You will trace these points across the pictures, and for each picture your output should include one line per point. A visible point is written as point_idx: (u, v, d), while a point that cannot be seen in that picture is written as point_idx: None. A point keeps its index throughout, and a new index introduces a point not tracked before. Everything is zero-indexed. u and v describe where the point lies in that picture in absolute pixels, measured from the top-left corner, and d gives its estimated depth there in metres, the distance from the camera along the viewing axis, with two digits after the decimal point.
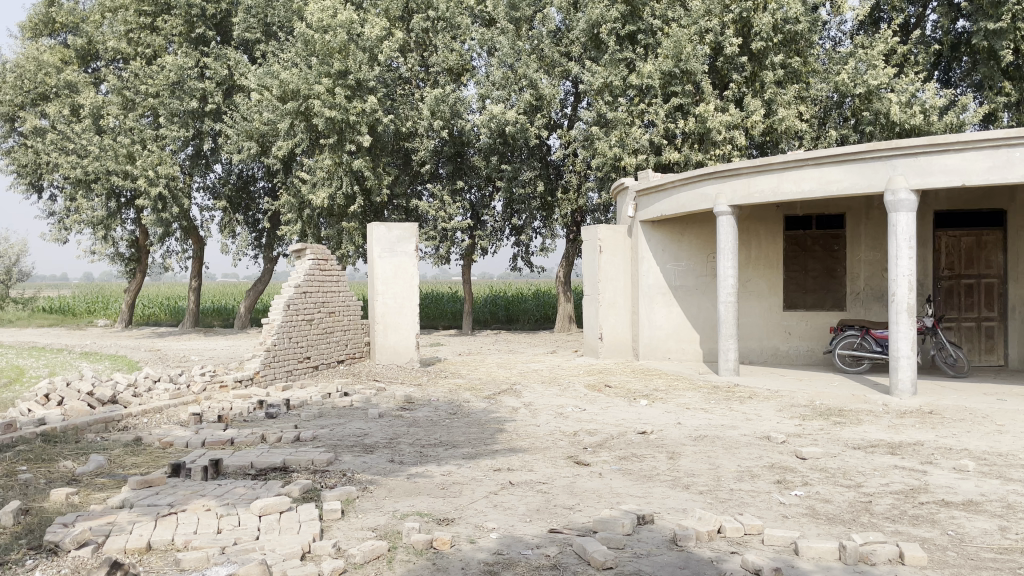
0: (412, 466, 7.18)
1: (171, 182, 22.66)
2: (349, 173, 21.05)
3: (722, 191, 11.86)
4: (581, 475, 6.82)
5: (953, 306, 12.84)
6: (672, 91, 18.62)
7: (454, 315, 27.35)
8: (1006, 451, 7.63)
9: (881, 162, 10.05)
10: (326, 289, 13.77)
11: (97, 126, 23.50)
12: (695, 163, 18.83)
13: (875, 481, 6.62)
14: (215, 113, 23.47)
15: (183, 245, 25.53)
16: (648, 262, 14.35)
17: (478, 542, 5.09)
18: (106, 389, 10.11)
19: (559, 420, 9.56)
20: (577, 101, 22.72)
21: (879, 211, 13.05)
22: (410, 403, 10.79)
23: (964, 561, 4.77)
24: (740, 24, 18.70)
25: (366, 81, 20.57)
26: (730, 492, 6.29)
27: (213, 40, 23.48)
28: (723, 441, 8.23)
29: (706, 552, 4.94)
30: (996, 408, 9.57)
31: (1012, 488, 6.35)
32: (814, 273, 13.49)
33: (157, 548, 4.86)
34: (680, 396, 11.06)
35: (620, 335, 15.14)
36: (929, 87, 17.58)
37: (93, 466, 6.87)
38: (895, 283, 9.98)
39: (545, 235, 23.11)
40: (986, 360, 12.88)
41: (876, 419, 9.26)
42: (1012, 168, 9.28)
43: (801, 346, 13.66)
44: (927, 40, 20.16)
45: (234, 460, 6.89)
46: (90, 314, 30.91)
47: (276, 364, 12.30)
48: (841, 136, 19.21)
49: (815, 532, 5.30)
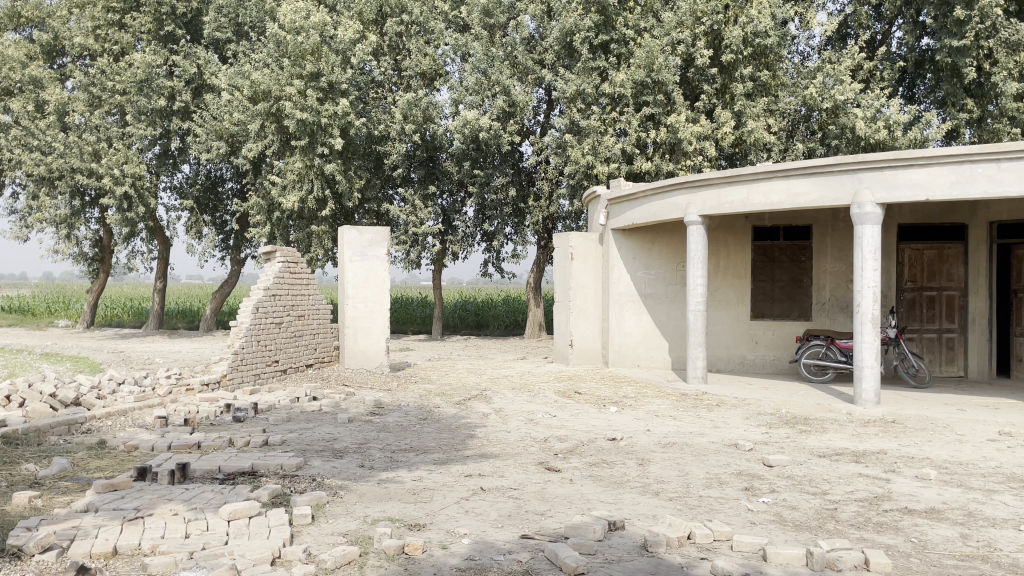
0: (382, 472, 7.15)
1: (138, 181, 22.35)
2: (320, 177, 20.96)
3: (693, 201, 12.02)
4: (552, 482, 6.84)
5: (914, 317, 13.15)
6: (644, 100, 18.84)
7: (423, 320, 27.31)
8: (966, 460, 7.82)
9: (848, 175, 10.25)
10: (296, 293, 13.65)
11: (62, 122, 23.08)
12: (666, 173, 19.03)
13: (840, 489, 6.73)
14: (184, 112, 23.21)
15: (149, 245, 25.25)
16: (620, 270, 14.45)
17: (450, 547, 5.09)
18: (69, 391, 9.90)
19: (530, 426, 9.57)
20: (550, 109, 22.85)
21: (845, 223, 13.30)
22: (380, 408, 10.74)
23: (927, 568, 4.88)
24: (711, 36, 18.96)
25: (339, 83, 20.44)
26: (699, 498, 6.37)
27: (183, 38, 23.24)
28: (692, 449, 8.31)
29: (676, 558, 4.99)
30: (956, 417, 9.78)
31: (972, 497, 6.50)
32: (781, 283, 13.70)
33: (123, 552, 4.78)
34: (649, 404, 11.15)
35: (590, 342, 15.23)
36: (894, 103, 17.90)
37: (56, 469, 6.74)
38: (861, 294, 10.18)
39: (516, 242, 23.21)
40: (946, 370, 13.15)
41: (840, 427, 9.43)
42: (974, 184, 9.48)
43: (768, 355, 13.81)
44: (892, 57, 20.64)
45: (201, 464, 6.80)
46: (50, 314, 30.28)
47: (243, 367, 12.12)
48: (809, 148, 19.48)
49: (782, 538, 5.38)
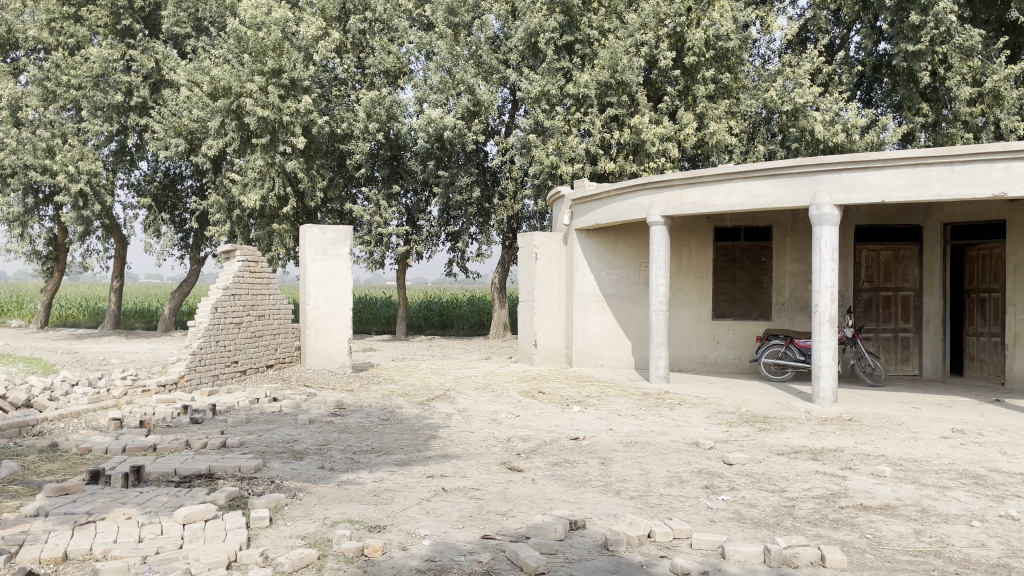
0: (343, 473, 7.07)
1: (93, 178, 21.87)
2: (281, 175, 20.72)
3: (655, 201, 12.11)
4: (515, 482, 6.84)
5: (871, 317, 13.42)
6: (608, 101, 18.98)
7: (387, 320, 27.16)
8: (920, 457, 7.98)
9: (807, 177, 10.40)
10: (256, 292, 13.45)
11: (15, 117, 22.48)
12: (629, 174, 19.12)
13: (798, 486, 6.82)
14: (141, 108, 22.77)
15: (105, 244, 24.77)
16: (583, 269, 14.48)
17: (410, 548, 5.04)
18: (19, 393, 9.63)
19: (493, 426, 9.56)
20: (515, 109, 22.87)
21: (804, 224, 13.51)
22: (342, 409, 10.63)
23: (882, 563, 4.95)
24: (674, 38, 19.08)
25: (301, 80, 20.26)
26: (660, 497, 6.41)
27: (141, 33, 22.79)
28: (653, 448, 8.36)
29: (636, 556, 5.01)
30: (912, 416, 9.98)
31: (926, 493, 6.64)
32: (742, 283, 13.87)
33: (74, 558, 4.66)
34: (613, 403, 11.21)
35: (553, 341, 15.26)
36: (852, 106, 18.18)
37: (5, 472, 6.55)
38: (818, 294, 10.34)
39: (481, 242, 23.14)
40: (902, 369, 13.41)
41: (799, 426, 9.56)
42: (928, 186, 9.66)
43: (729, 354, 13.96)
44: (851, 61, 21.01)
45: (157, 467, 6.67)
46: (3, 314, 29.48)
47: (201, 368, 11.91)
48: (769, 151, 19.72)
49: (741, 536, 5.44)
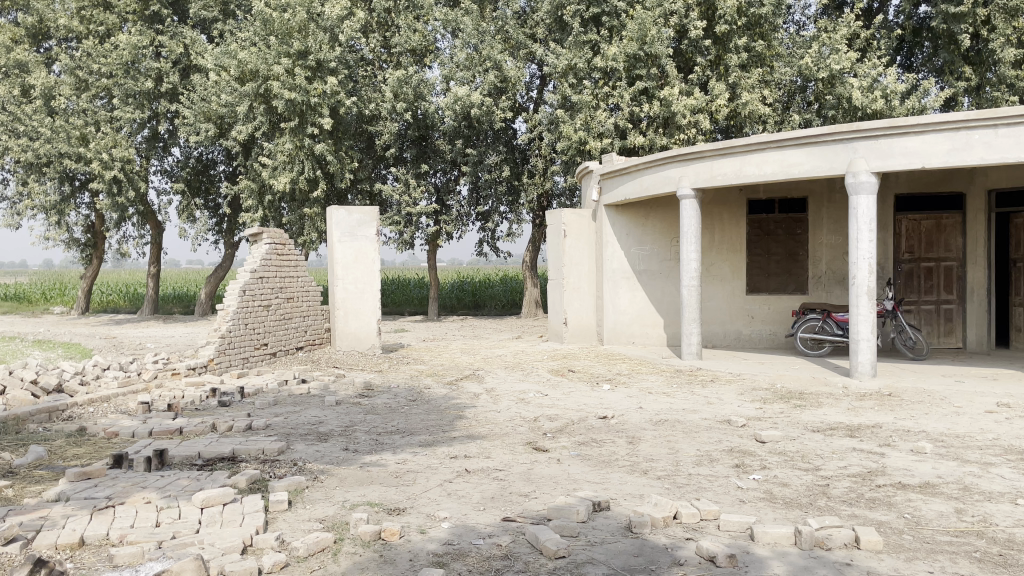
0: (366, 455, 7.00)
1: (127, 165, 22.07)
2: (310, 157, 20.68)
3: (686, 174, 11.80)
4: (539, 462, 6.70)
5: (912, 289, 12.98)
6: (637, 74, 18.47)
7: (420, 301, 27.16)
8: (963, 432, 7.67)
9: (842, 144, 10.02)
10: (284, 275, 13.44)
11: (48, 107, 22.73)
12: (660, 147, 18.71)
13: (833, 464, 6.58)
14: (172, 94, 22.88)
15: (141, 230, 25.11)
16: (613, 246, 14.22)
17: (428, 532, 4.94)
18: (51, 378, 9.72)
19: (520, 406, 9.43)
20: (543, 85, 22.57)
21: (841, 194, 13.11)
22: (369, 390, 10.59)
23: (921, 545, 4.72)
24: (704, 6, 18.56)
25: (327, 62, 20.17)
26: (689, 477, 6.22)
27: (169, 18, 23.00)
28: (683, 426, 8.16)
29: (661, 539, 4.84)
30: (954, 389, 9.62)
31: (969, 470, 6.36)
32: (776, 257, 13.51)
33: (90, 543, 4.63)
34: (643, 381, 11.02)
35: (584, 319, 15.05)
36: (891, 71, 17.59)
37: (32, 457, 6.59)
38: (856, 265, 9.99)
39: (511, 221, 22.94)
40: (944, 342, 12.99)
41: (836, 401, 9.28)
42: (970, 151, 9.25)
43: (764, 329, 13.66)
44: (889, 25, 20.29)
45: (180, 450, 6.65)
46: (46, 301, 30.08)
47: (230, 351, 11.96)
48: (805, 120, 19.26)
49: (772, 516, 5.24)
